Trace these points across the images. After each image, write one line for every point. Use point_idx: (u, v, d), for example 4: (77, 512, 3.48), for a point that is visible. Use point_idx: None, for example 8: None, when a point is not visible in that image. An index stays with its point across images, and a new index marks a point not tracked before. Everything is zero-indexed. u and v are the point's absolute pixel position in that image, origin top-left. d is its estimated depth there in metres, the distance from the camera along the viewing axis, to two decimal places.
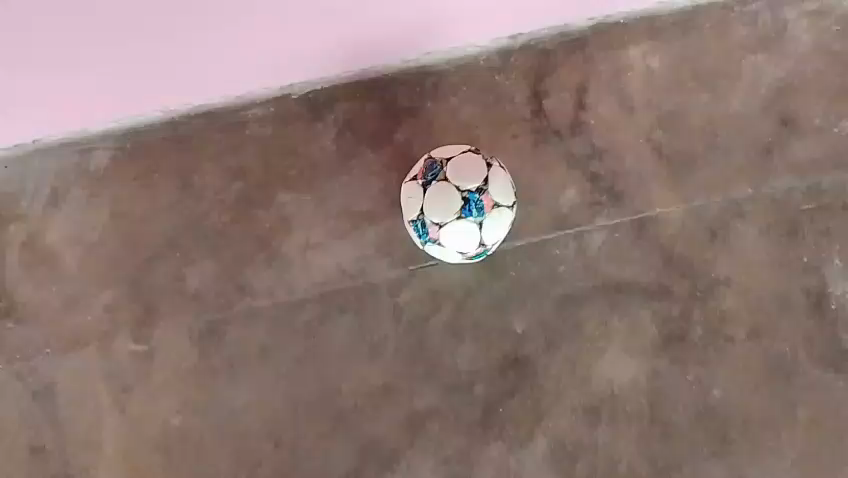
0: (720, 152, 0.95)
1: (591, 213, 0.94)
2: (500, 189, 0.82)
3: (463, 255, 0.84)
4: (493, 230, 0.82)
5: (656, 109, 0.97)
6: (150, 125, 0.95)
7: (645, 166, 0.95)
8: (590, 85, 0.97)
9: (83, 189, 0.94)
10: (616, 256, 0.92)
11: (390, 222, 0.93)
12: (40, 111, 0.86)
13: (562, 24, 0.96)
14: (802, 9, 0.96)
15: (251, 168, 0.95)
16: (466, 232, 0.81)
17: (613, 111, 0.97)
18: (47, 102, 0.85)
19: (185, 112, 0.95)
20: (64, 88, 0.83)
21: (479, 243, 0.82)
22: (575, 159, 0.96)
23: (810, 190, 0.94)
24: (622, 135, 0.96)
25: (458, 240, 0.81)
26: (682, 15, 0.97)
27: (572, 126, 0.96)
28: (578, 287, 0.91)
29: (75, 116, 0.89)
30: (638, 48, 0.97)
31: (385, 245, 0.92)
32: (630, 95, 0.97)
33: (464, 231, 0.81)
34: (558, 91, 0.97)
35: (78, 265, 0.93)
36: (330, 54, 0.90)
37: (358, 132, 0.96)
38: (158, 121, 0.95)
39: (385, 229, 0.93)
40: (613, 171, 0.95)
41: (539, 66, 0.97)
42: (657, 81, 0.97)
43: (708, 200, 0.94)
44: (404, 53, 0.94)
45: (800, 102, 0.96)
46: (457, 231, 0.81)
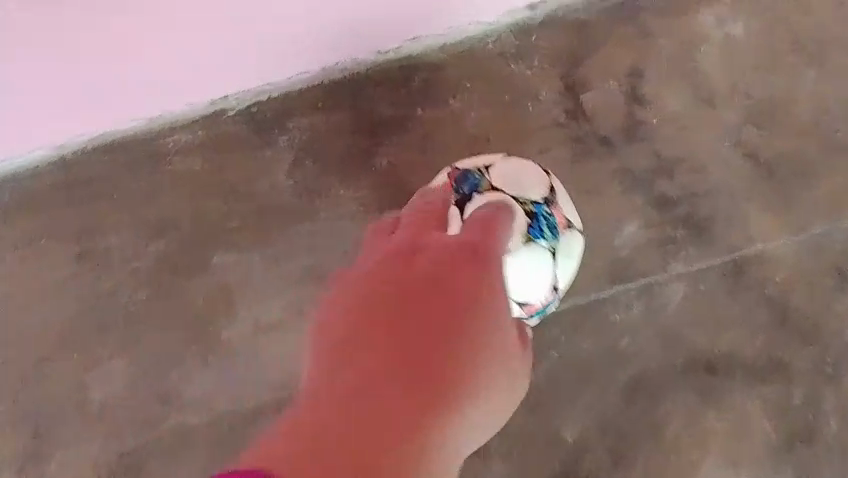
0: (843, 154, 0.66)
1: (662, 256, 0.65)
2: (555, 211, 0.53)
3: (527, 311, 0.53)
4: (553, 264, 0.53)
5: (743, 96, 0.68)
6: (30, 169, 0.68)
7: (735, 180, 0.66)
8: (647, 67, 0.68)
9: None
10: (702, 318, 0.64)
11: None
12: None
13: None
14: None
15: (173, 221, 0.68)
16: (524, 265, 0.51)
17: (683, 104, 0.68)
18: None
19: (79, 146, 0.68)
20: None
21: (552, 286, 0.53)
22: (633, 177, 0.67)
23: None
24: (698, 138, 0.67)
25: (528, 279, 0.51)
26: None
27: (626, 130, 0.68)
28: (650, 367, 0.64)
29: None
30: (712, 11, 0.68)
31: None
32: (703, 77, 0.68)
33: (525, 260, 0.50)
34: (601, 81, 0.68)
35: None
36: (292, 54, 0.63)
37: (323, 158, 0.68)
38: (41, 161, 0.68)
39: None
40: (689, 191, 0.66)
41: (573, 45, 0.69)
42: (741, 56, 0.68)
43: (832, 225, 0.65)
44: (383, 42, 0.66)
45: None
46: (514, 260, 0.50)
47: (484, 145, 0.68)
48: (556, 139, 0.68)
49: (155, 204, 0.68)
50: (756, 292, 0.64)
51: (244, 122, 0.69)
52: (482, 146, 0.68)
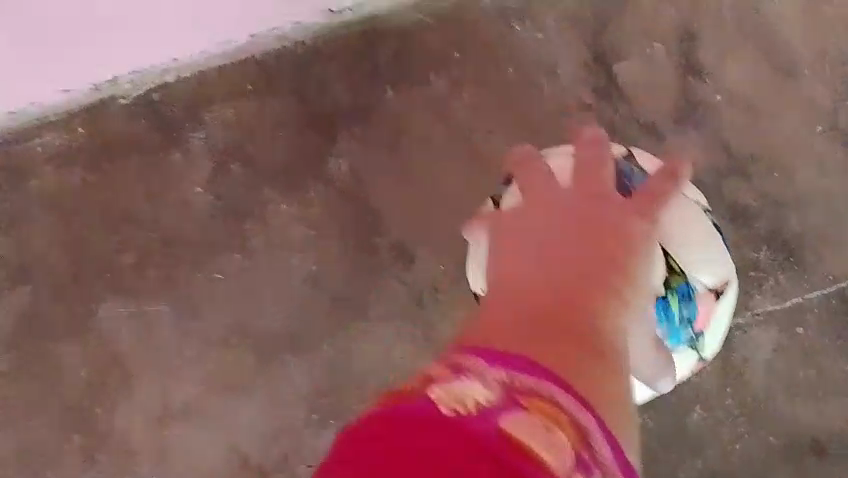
0: None
1: (742, 288, 0.46)
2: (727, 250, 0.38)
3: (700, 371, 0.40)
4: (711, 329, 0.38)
5: (837, 63, 0.49)
6: None
7: (834, 180, 0.47)
8: (703, 26, 0.49)
9: None
10: (802, 376, 0.45)
11: (333, 347, 0.47)
12: None
13: None
14: None
15: (46, 259, 0.48)
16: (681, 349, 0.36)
17: (754, 75, 0.49)
18: None
19: None
20: None
21: None
22: (691, 178, 0.48)
23: None
24: (777, 121, 0.49)
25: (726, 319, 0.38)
26: None
27: (678, 113, 0.49)
28: (733, 449, 0.45)
29: None
30: None
31: (328, 396, 0.46)
32: (782, 38, 0.49)
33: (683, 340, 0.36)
34: (640, 46, 0.49)
35: None
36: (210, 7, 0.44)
37: (256, 162, 0.49)
38: None
39: (326, 360, 0.47)
40: (770, 196, 0.48)
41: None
42: (833, 6, 0.49)
43: None
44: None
45: None
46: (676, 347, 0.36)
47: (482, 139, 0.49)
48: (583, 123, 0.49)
49: (21, 234, 0.48)
50: None
51: (142, 114, 0.49)
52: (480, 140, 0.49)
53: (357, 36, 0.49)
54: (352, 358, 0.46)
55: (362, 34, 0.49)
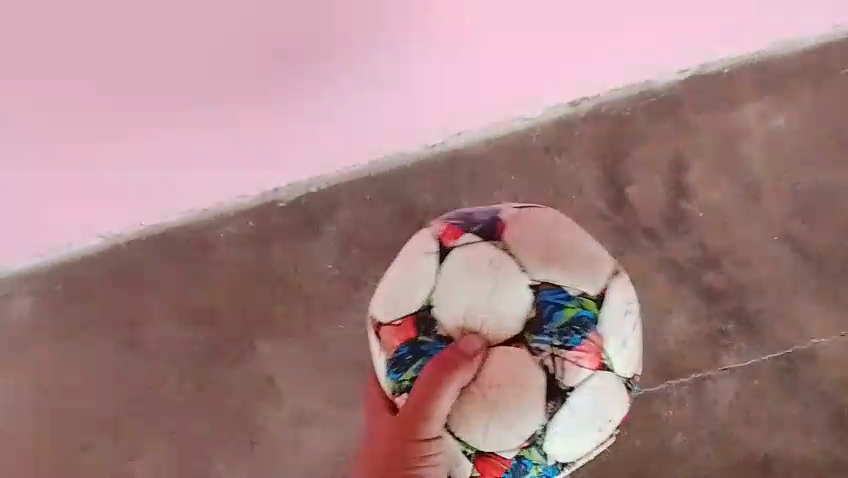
0: None
1: (714, 350, 0.64)
2: (398, 319, 0.44)
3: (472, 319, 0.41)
4: (460, 253, 0.43)
5: (788, 190, 0.67)
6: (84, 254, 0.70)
7: (785, 275, 0.66)
8: (691, 162, 0.68)
9: (15, 348, 0.72)
10: (759, 415, 0.62)
11: None
12: None
13: (643, 81, 0.67)
14: None
15: (222, 308, 0.69)
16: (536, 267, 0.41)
17: (728, 196, 0.68)
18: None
19: (128, 234, 0.69)
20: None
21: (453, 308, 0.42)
22: (680, 269, 0.66)
23: None
24: (744, 230, 0.67)
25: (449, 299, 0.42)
26: (811, 57, 0.67)
27: (672, 222, 0.67)
28: (704, 467, 0.62)
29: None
30: (751, 109, 0.68)
31: None
32: (747, 170, 0.68)
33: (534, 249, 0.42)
34: (646, 173, 0.69)
35: (10, 452, 0.71)
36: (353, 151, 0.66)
37: (369, 247, 0.68)
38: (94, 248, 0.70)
39: None
40: (738, 285, 0.66)
41: (616, 139, 0.69)
42: (786, 151, 0.68)
43: None
44: (431, 136, 0.67)
45: None
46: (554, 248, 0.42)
47: None
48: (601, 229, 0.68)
49: (206, 291, 0.69)
50: (812, 390, 0.63)
51: (292, 214, 0.69)
52: None
53: (443, 165, 0.69)
54: None
55: (445, 163, 0.69)
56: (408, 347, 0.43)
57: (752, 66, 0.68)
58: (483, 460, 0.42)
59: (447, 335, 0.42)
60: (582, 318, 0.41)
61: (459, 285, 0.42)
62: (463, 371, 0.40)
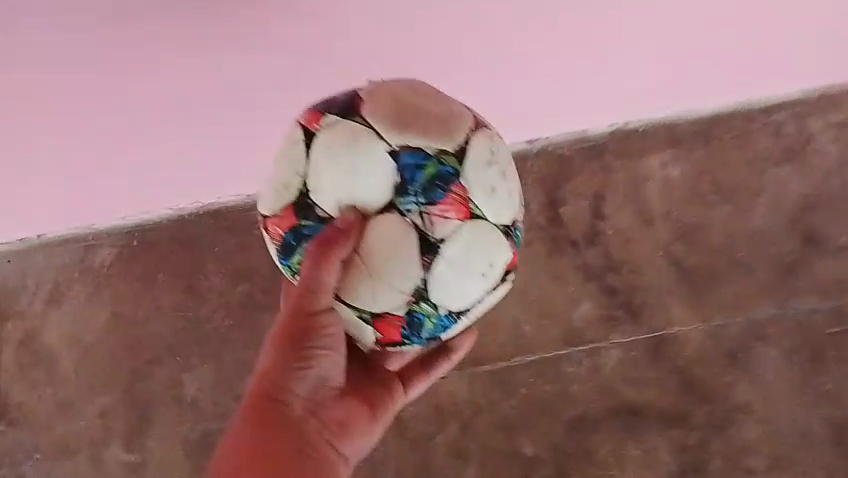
0: (746, 269, 0.88)
1: (608, 329, 0.89)
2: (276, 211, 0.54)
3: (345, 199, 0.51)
4: (322, 138, 0.52)
5: (676, 221, 0.87)
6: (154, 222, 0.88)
7: (665, 282, 0.89)
8: (608, 193, 0.87)
9: (82, 288, 0.90)
10: (633, 377, 0.89)
11: None
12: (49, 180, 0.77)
13: (581, 130, 0.85)
14: (828, 119, 0.86)
15: (247, 271, 0.89)
16: (380, 133, 0.50)
17: (633, 222, 0.88)
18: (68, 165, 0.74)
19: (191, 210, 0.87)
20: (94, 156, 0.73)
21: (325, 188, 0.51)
22: (591, 271, 0.88)
23: (833, 312, 0.89)
24: (643, 246, 0.88)
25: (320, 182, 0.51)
26: (707, 121, 0.86)
27: (588, 238, 0.88)
28: (592, 409, 0.89)
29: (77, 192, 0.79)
30: (655, 157, 0.86)
31: None
32: (648, 202, 0.87)
33: (385, 117, 0.50)
34: (576, 199, 0.87)
35: (75, 367, 0.90)
36: None
37: None
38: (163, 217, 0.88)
39: None
40: (631, 285, 0.88)
41: (553, 169, 0.87)
42: (675, 190, 0.87)
43: (730, 320, 0.89)
44: None
45: (828, 219, 0.88)
46: (403, 113, 0.50)
47: None
48: (536, 239, 0.88)
49: (229, 259, 0.89)
50: (671, 363, 0.89)
51: None
52: None
53: None
54: None
55: None
56: (291, 234, 0.54)
57: (660, 124, 0.85)
58: (380, 323, 0.53)
59: (325, 215, 0.51)
60: (444, 174, 0.50)
61: (324, 165, 0.51)
62: (339, 246, 0.49)
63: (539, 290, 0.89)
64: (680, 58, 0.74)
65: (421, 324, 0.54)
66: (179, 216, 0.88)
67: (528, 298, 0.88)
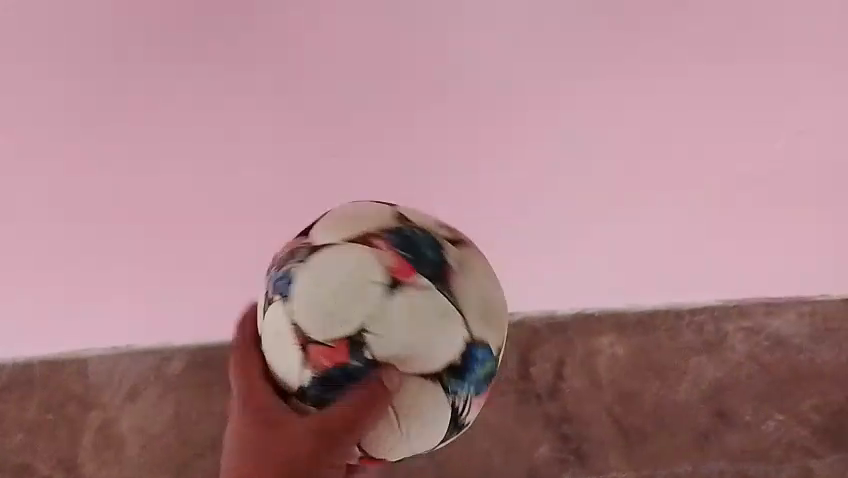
0: (669, 430, 1.11)
1: (559, 466, 1.11)
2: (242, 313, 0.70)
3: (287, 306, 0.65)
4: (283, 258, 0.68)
5: (618, 387, 1.12)
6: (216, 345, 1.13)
7: (606, 434, 1.12)
8: (568, 360, 1.13)
9: (157, 388, 1.15)
10: None
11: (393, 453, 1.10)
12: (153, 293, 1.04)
13: (550, 310, 1.12)
14: (738, 323, 1.12)
15: None
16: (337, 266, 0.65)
17: (584, 384, 1.13)
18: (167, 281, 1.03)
19: None
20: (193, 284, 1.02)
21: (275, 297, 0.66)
22: (549, 419, 1.12)
23: (739, 473, 1.10)
24: (592, 403, 1.12)
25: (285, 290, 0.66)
26: (646, 314, 1.12)
27: (549, 390, 1.13)
28: None
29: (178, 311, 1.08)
30: (606, 337, 1.13)
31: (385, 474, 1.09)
32: (596, 368, 1.13)
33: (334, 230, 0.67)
34: (542, 361, 1.13)
35: (139, 452, 1.14)
36: None
37: None
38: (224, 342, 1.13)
39: None
40: (580, 433, 1.12)
41: (529, 336, 1.12)
42: (620, 365, 1.13)
43: (655, 470, 1.11)
44: None
45: (735, 399, 1.12)
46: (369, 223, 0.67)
47: None
48: (510, 390, 1.13)
49: None
50: None
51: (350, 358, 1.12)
52: None
53: None
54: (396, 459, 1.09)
55: None
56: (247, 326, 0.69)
57: (611, 313, 1.12)
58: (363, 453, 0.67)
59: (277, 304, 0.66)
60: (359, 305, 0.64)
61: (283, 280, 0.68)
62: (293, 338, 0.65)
63: (508, 429, 1.12)
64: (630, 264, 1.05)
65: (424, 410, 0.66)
66: None
67: (498, 435, 1.12)
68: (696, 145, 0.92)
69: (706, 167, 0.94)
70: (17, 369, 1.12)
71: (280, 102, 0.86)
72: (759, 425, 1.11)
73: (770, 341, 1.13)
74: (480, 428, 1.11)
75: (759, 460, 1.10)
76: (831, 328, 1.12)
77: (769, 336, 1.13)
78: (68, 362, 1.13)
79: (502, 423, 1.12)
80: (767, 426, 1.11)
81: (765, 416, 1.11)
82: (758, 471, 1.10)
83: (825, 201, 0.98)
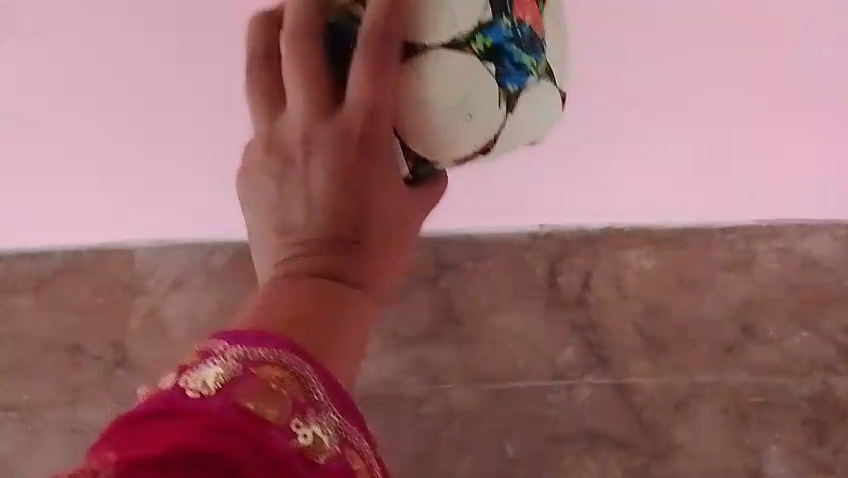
0: (692, 342, 1.13)
1: (582, 371, 1.14)
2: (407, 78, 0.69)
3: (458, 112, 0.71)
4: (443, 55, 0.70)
5: (645, 299, 1.14)
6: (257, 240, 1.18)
7: (629, 342, 1.14)
8: (596, 271, 1.15)
9: (199, 280, 1.20)
10: (597, 409, 1.13)
11: (423, 351, 1.15)
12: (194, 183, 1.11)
13: (580, 224, 1.13)
14: (769, 244, 1.12)
15: None
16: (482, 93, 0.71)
17: (611, 294, 1.15)
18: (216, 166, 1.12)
19: None
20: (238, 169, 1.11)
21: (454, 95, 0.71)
22: (575, 326, 1.15)
23: (759, 386, 1.12)
24: (617, 312, 1.14)
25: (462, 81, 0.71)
26: (674, 232, 1.12)
27: (576, 300, 1.15)
28: (562, 427, 1.13)
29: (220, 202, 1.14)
30: (634, 251, 1.13)
31: (416, 367, 1.15)
32: (623, 279, 1.14)
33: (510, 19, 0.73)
34: (570, 271, 1.15)
35: (182, 339, 1.20)
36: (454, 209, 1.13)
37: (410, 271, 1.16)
38: None
39: (419, 353, 1.15)
40: (604, 341, 1.14)
41: (558, 249, 1.14)
42: (648, 278, 1.14)
43: (677, 378, 1.13)
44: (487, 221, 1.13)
45: (761, 317, 1.13)
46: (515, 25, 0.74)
47: (498, 289, 1.15)
48: (538, 298, 1.15)
49: None
50: (626, 403, 1.13)
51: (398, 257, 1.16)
52: (497, 290, 1.15)
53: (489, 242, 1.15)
54: (425, 354, 1.15)
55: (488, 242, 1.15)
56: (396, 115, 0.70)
57: (639, 229, 1.13)
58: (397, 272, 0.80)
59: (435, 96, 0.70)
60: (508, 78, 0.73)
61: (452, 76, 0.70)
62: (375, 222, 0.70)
63: (534, 333, 1.15)
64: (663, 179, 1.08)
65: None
66: None
67: (524, 338, 1.15)
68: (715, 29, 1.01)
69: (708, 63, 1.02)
70: (68, 255, 1.20)
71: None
72: (782, 342, 1.12)
73: (801, 263, 1.12)
74: (506, 332, 1.15)
75: (780, 375, 1.12)
76: None
77: (800, 258, 1.12)
78: (115, 250, 1.20)
79: (529, 327, 1.15)
80: (790, 343, 1.12)
81: (789, 334, 1.13)
82: (778, 385, 1.12)
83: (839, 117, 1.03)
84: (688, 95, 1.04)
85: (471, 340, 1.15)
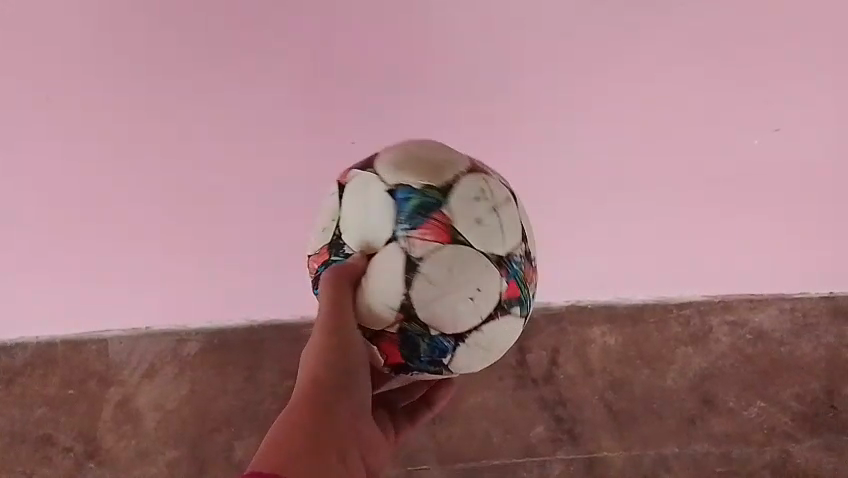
0: (657, 414, 1.18)
1: (554, 446, 1.17)
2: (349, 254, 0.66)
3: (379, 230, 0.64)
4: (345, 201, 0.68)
5: (609, 374, 1.19)
6: (232, 327, 1.20)
7: (597, 417, 1.18)
8: (562, 349, 1.19)
9: (173, 368, 1.21)
10: None
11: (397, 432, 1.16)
12: (161, 275, 1.09)
13: (545, 302, 1.18)
14: (724, 318, 1.18)
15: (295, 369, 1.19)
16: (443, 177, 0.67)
17: (577, 371, 1.19)
18: (187, 267, 1.09)
19: (260, 321, 1.19)
20: (205, 269, 1.10)
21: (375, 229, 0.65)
22: (545, 402, 1.18)
23: (722, 455, 1.17)
24: (584, 387, 1.19)
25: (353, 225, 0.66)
26: (634, 308, 1.18)
27: (544, 376, 1.19)
28: None
29: (192, 297, 1.14)
30: (598, 328, 1.19)
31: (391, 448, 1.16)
32: (588, 355, 1.19)
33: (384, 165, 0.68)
34: (538, 349, 1.19)
35: (155, 427, 1.20)
36: None
37: None
38: (239, 324, 1.20)
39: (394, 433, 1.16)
40: (573, 416, 1.18)
41: (524, 327, 1.19)
42: (610, 354, 1.19)
43: (643, 451, 1.17)
44: None
45: (720, 388, 1.18)
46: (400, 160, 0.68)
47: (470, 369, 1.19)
48: (508, 376, 1.19)
49: (278, 359, 1.19)
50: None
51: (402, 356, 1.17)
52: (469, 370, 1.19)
53: None
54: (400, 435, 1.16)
55: None
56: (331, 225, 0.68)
57: (602, 304, 1.18)
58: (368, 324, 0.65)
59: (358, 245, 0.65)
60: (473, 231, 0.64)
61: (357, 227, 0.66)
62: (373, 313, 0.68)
63: (506, 411, 1.18)
64: (626, 260, 1.10)
65: (416, 344, 0.64)
66: (255, 325, 1.19)
67: (496, 416, 1.18)
68: (693, 161, 0.96)
69: (688, 171, 0.98)
70: (41, 346, 1.19)
71: (288, 102, 0.89)
72: (742, 412, 1.18)
73: (752, 335, 1.18)
74: (478, 410, 1.18)
75: (742, 444, 1.17)
76: (811, 323, 1.17)
77: (752, 330, 1.18)
78: (90, 341, 1.19)
79: (500, 405, 1.18)
80: (749, 413, 1.18)
81: (747, 404, 1.18)
82: (740, 454, 1.17)
83: (821, 193, 1.01)
84: (662, 196, 1.01)
85: (446, 419, 1.18)
